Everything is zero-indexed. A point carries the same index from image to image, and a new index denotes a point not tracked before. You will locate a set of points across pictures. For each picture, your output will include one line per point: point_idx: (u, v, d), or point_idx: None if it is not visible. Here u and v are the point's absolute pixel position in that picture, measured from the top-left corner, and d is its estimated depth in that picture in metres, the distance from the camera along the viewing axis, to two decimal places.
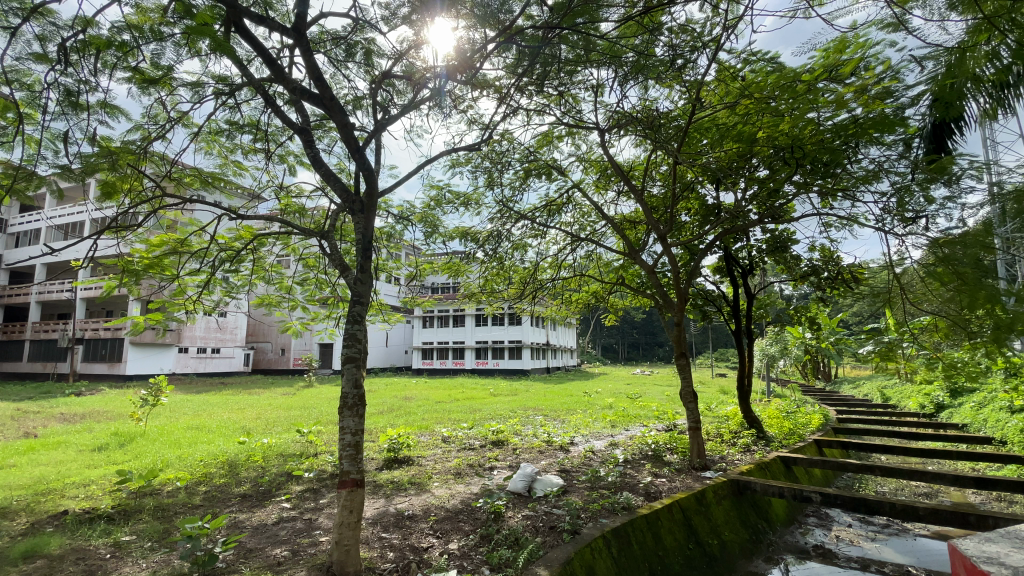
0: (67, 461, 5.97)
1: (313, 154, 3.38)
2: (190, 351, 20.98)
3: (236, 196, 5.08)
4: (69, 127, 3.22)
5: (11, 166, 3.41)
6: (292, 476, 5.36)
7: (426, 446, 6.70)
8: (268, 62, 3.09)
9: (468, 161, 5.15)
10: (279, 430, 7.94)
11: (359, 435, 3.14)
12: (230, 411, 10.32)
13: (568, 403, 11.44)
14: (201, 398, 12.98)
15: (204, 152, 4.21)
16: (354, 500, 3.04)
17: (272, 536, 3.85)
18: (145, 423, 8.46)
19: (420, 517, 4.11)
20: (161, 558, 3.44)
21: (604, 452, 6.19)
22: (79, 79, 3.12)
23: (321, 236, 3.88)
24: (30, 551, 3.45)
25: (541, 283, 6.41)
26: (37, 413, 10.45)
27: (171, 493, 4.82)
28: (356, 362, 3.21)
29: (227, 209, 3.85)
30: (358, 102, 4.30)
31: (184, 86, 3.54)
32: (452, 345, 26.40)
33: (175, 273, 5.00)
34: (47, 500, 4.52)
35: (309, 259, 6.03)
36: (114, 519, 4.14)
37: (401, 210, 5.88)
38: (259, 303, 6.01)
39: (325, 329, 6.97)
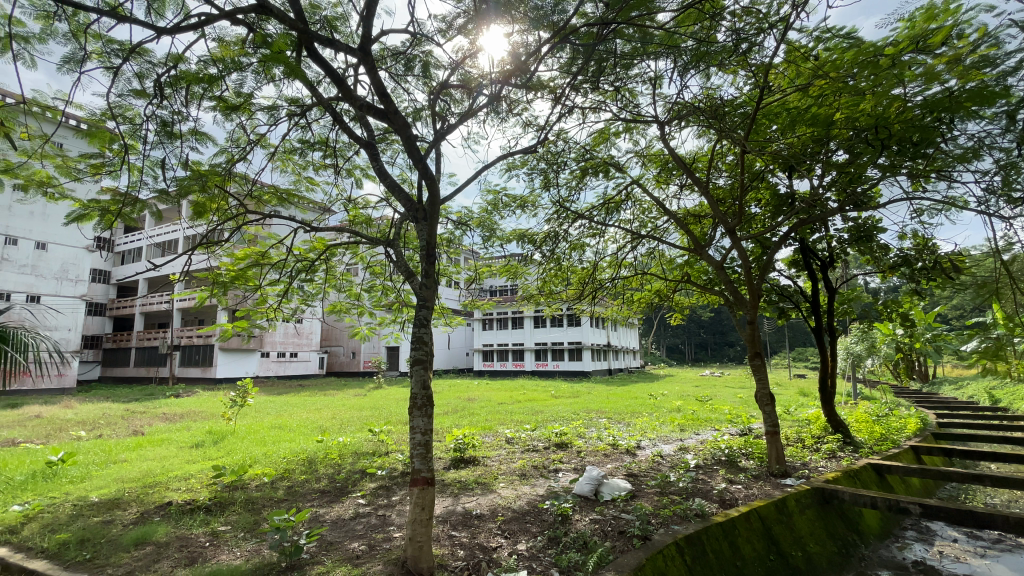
0: (171, 457, 6.60)
1: (379, 166, 3.55)
2: (271, 356, 22.56)
3: (309, 209, 5.41)
4: (165, 154, 3.58)
5: (119, 193, 3.85)
6: (366, 474, 5.61)
7: (491, 446, 6.79)
8: (336, 81, 3.26)
9: (524, 163, 5.17)
10: (352, 429, 8.34)
11: (428, 434, 3.24)
12: (308, 411, 10.99)
13: (632, 406, 11.17)
14: (282, 399, 13.95)
15: (280, 170, 4.53)
16: (425, 498, 3.15)
17: (350, 530, 4.05)
18: (234, 423, 9.19)
19: (488, 516, 4.17)
20: (253, 547, 3.72)
21: (674, 457, 5.98)
22: (172, 111, 3.46)
23: (388, 244, 4.05)
24: (141, 538, 3.83)
25: (601, 283, 6.31)
26: (142, 413, 11.62)
27: (259, 487, 5.20)
28: (423, 363, 3.33)
29: (302, 222, 4.12)
30: (418, 113, 4.46)
31: (262, 111, 3.83)
32: (511, 347, 26.61)
33: (258, 284, 5.40)
34: (155, 492, 5.02)
35: (375, 267, 6.29)
36: (211, 509, 4.53)
37: (459, 216, 6.03)
38: (331, 310, 6.35)
39: (391, 333, 7.23)
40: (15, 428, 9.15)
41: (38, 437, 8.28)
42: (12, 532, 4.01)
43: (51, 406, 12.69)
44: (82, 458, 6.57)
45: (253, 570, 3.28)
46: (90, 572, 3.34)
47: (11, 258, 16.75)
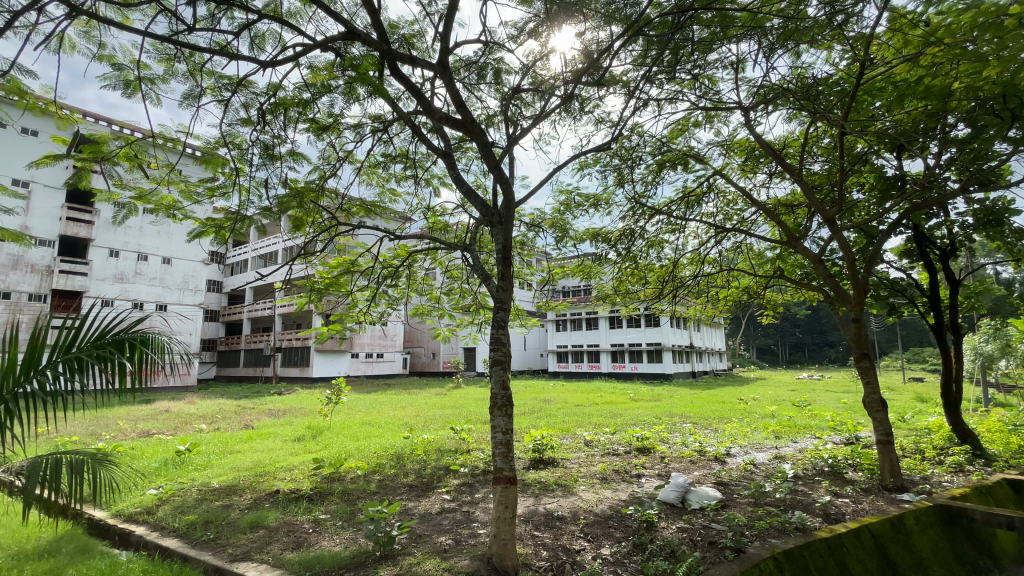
0: (277, 449, 7.25)
1: (455, 175, 3.70)
2: (360, 357, 24.15)
3: (392, 219, 5.72)
4: (268, 175, 3.96)
5: (232, 212, 4.33)
6: (449, 471, 5.81)
7: (570, 449, 6.75)
8: (416, 95, 3.42)
9: (598, 160, 5.10)
10: (435, 427, 8.68)
11: (509, 434, 3.31)
12: (394, 409, 11.59)
13: (719, 410, 10.58)
14: (370, 397, 14.85)
15: (366, 183, 4.84)
16: (508, 496, 3.21)
17: (437, 525, 4.22)
18: (330, 419, 9.92)
19: (570, 519, 4.14)
20: (350, 536, 4.00)
21: (768, 466, 5.58)
22: (273, 135, 3.82)
23: (465, 249, 4.20)
24: (255, 522, 4.26)
25: (682, 281, 6.05)
26: (251, 408, 12.90)
27: (354, 479, 5.57)
28: (502, 364, 3.40)
29: (387, 231, 4.39)
30: (491, 119, 4.57)
31: (349, 129, 4.11)
32: (587, 349, 26.29)
33: (348, 289, 5.79)
34: (264, 481, 5.55)
35: (454, 271, 6.50)
36: (313, 498, 4.93)
37: (532, 218, 6.07)
38: (414, 313, 6.68)
39: (470, 335, 7.44)
40: (152, 420, 10.53)
41: (169, 429, 9.45)
42: (151, 512, 4.61)
43: (179, 402, 14.46)
44: (204, 448, 7.41)
45: (351, 557, 3.52)
46: (214, 550, 3.76)
47: (144, 272, 19.44)
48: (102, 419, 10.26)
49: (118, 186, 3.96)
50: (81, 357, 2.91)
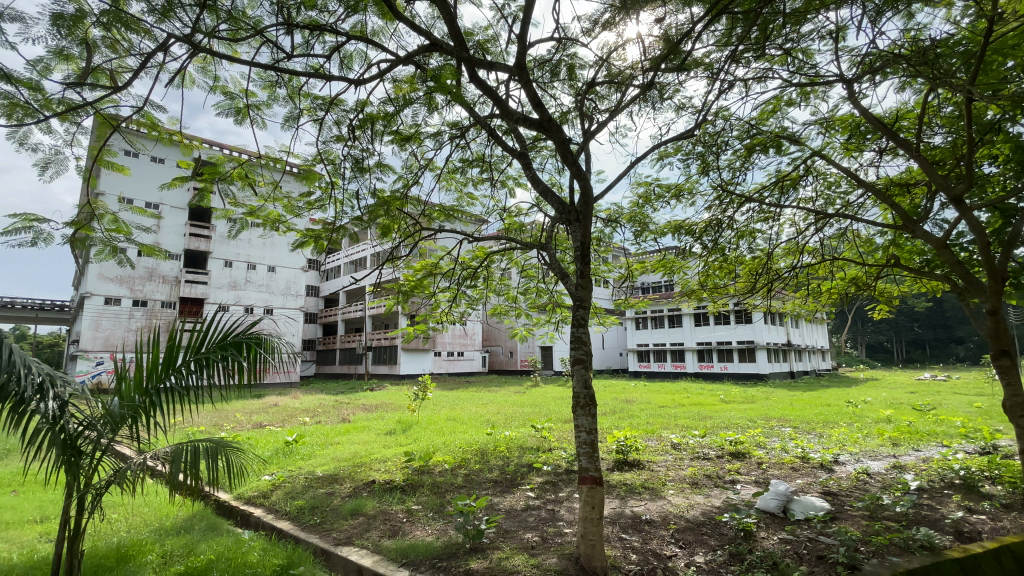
0: (371, 442, 7.73)
1: (531, 174, 3.74)
2: (442, 355, 25.22)
3: (469, 221, 5.87)
4: (358, 186, 4.25)
5: (327, 223, 4.69)
6: (533, 468, 5.87)
7: (656, 451, 6.52)
8: (493, 98, 3.49)
9: (679, 149, 4.87)
10: (516, 425, 8.79)
11: (593, 434, 3.27)
12: (476, 406, 11.90)
13: (823, 414, 9.69)
14: (453, 394, 15.36)
15: (446, 189, 5.02)
16: (594, 496, 3.17)
17: (523, 521, 4.27)
18: (417, 414, 10.40)
19: (659, 523, 4.01)
20: (441, 527, 4.17)
21: (885, 476, 5.02)
22: (361, 149, 4.07)
23: (542, 247, 4.23)
24: (355, 509, 4.58)
25: (777, 274, 5.60)
26: (346, 403, 13.87)
27: (442, 472, 5.80)
28: (583, 363, 3.38)
29: (465, 235, 4.73)
30: (565, 116, 4.56)
31: (429, 138, 4.29)
32: (670, 348, 25.26)
33: (431, 291, 6.05)
34: (361, 471, 5.95)
35: (531, 270, 6.53)
36: (406, 490, 5.20)
37: (609, 213, 5.93)
38: (493, 313, 6.80)
39: (549, 334, 7.44)
40: (264, 413, 11.69)
41: (279, 421, 10.43)
42: (266, 496, 5.12)
43: (285, 396, 15.90)
44: (308, 439, 8.09)
45: (442, 548, 3.67)
46: (321, 534, 4.09)
47: (253, 279, 21.63)
48: (224, 411, 11.56)
49: (233, 205, 4.42)
50: (208, 356, 3.26)
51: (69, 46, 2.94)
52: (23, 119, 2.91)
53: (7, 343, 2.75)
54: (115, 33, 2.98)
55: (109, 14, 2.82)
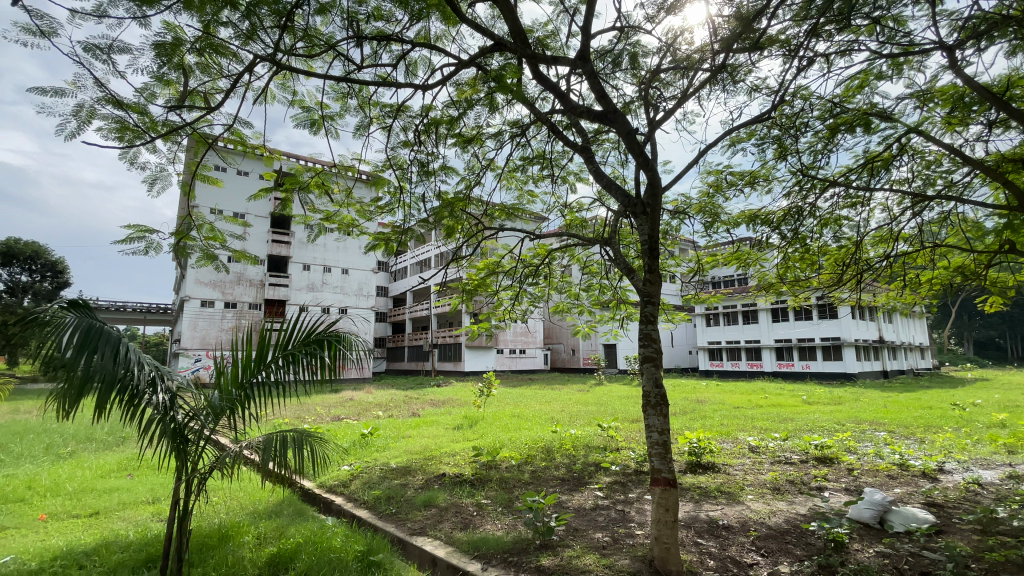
0: (440, 436, 7.96)
1: (594, 168, 3.70)
2: (506, 352, 25.50)
3: (530, 219, 5.88)
4: (424, 189, 4.39)
5: (396, 226, 4.87)
6: (600, 467, 5.78)
7: (731, 454, 6.21)
8: (555, 92, 3.47)
9: (752, 133, 4.59)
10: (582, 423, 8.71)
11: (665, 434, 3.17)
12: (540, 403, 11.93)
13: (924, 417, 8.79)
14: (517, 391, 15.48)
15: (507, 188, 5.07)
16: (668, 499, 3.07)
17: (593, 520, 4.22)
18: (483, 410, 10.59)
19: (738, 529, 3.81)
20: (510, 522, 4.21)
21: (1002, 487, 4.47)
22: (426, 152, 4.19)
23: (606, 243, 4.15)
24: (428, 500, 4.74)
25: (867, 264, 5.14)
26: (416, 398, 14.40)
27: (509, 468, 5.86)
28: (653, 360, 3.28)
29: (528, 232, 4.73)
30: (628, 107, 4.46)
31: (491, 137, 4.34)
32: (744, 345, 23.95)
33: (495, 289, 6.12)
34: (432, 464, 6.14)
35: (594, 267, 6.43)
36: (475, 484, 5.31)
37: (677, 204, 5.71)
38: (556, 311, 6.76)
39: (614, 331, 7.30)
40: (342, 406, 12.41)
41: (355, 414, 11.02)
42: (346, 484, 5.42)
43: (360, 391, 16.77)
44: (382, 432, 8.48)
45: (513, 543, 3.70)
46: (397, 523, 4.27)
47: (329, 281, 22.99)
48: (307, 405, 12.39)
49: (311, 211, 4.70)
50: (294, 352, 3.50)
51: (169, 72, 3.24)
52: (133, 141, 3.24)
53: (125, 341, 3.10)
54: (207, 57, 3.26)
55: (203, 40, 3.10)
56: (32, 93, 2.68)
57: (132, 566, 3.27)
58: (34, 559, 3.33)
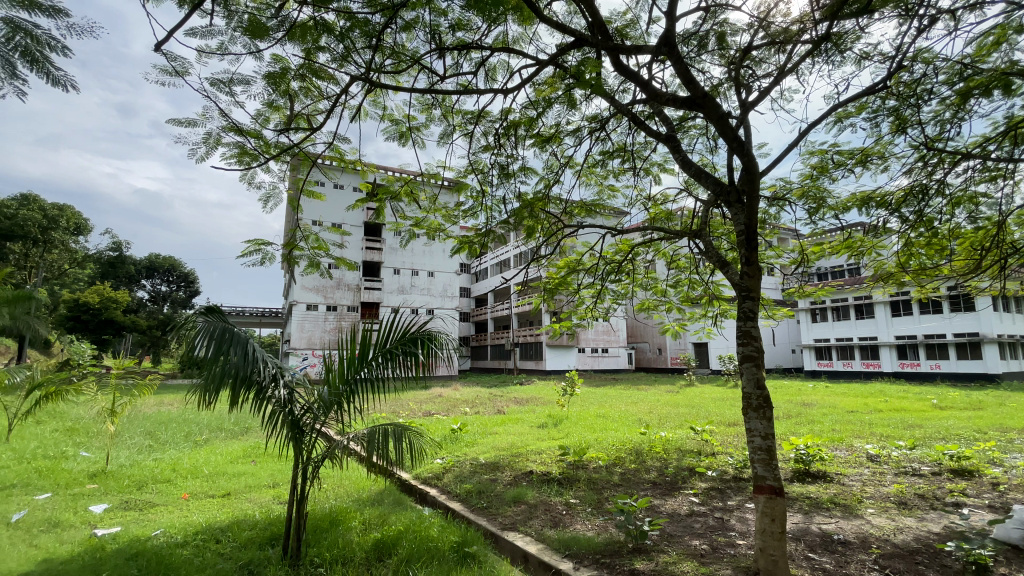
0: (526, 434, 8.05)
1: (682, 157, 3.54)
2: (588, 351, 25.21)
3: (612, 215, 5.74)
4: (505, 191, 4.47)
5: (479, 228, 4.98)
6: (695, 472, 5.52)
7: (845, 462, 5.62)
8: (638, 83, 3.36)
9: (863, 107, 4.12)
10: (672, 425, 8.37)
11: (770, 439, 2.95)
12: (627, 404, 11.63)
13: None
14: (602, 391, 15.24)
15: (587, 184, 4.99)
16: (775, 508, 2.85)
17: (689, 527, 4.03)
18: (568, 409, 10.55)
19: (857, 545, 3.44)
20: (601, 523, 4.15)
21: None
22: (506, 155, 4.26)
23: (696, 235, 3.96)
24: (517, 497, 4.81)
25: (1014, 247, 4.41)
26: (500, 396, 14.71)
27: (597, 469, 5.78)
28: (754, 360, 3.06)
29: (610, 228, 4.62)
30: (716, 90, 4.24)
31: (569, 134, 4.32)
32: (857, 343, 21.67)
33: (577, 287, 6.07)
34: (520, 461, 6.23)
35: (682, 261, 6.14)
36: (563, 482, 5.30)
37: (775, 190, 5.29)
38: (641, 308, 6.55)
39: (705, 329, 6.93)
40: (432, 402, 12.99)
41: (444, 411, 11.48)
42: (439, 477, 5.66)
43: (448, 388, 17.45)
44: (470, 428, 8.74)
45: (605, 544, 3.65)
46: (488, 518, 4.38)
47: (417, 284, 24.19)
48: (400, 400, 13.12)
49: (401, 219, 4.95)
50: (391, 350, 3.73)
51: (278, 98, 3.59)
52: (250, 163, 3.64)
53: (251, 342, 3.48)
54: (309, 82, 3.55)
55: (305, 66, 3.38)
56: (171, 124, 3.12)
57: (260, 543, 3.67)
58: (179, 533, 3.85)
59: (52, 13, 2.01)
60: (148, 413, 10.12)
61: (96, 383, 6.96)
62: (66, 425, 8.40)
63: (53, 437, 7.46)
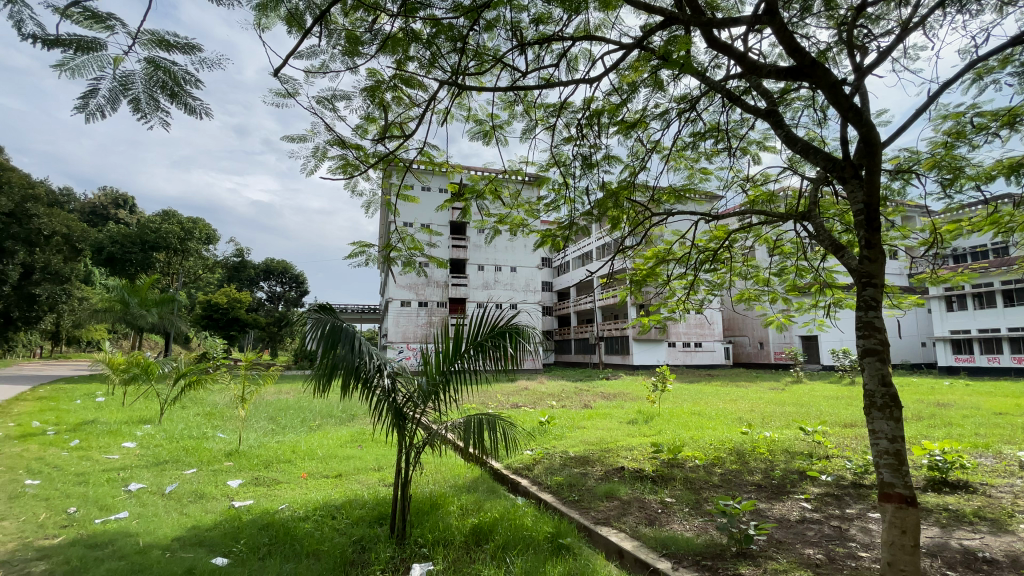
0: (616, 430, 7.90)
1: (785, 133, 3.25)
2: (679, 346, 24.21)
3: (705, 201, 5.43)
4: (588, 182, 4.41)
5: (564, 221, 4.97)
6: (806, 477, 5.08)
7: (995, 472, 4.86)
8: (735, 57, 3.12)
9: (1010, 59, 3.52)
10: (777, 425, 7.76)
11: (898, 442, 2.63)
12: (724, 401, 10.98)
13: None
14: (695, 387, 14.54)
15: (676, 169, 4.77)
16: (905, 519, 2.54)
17: (800, 534, 3.72)
18: (659, 405, 10.20)
19: (1010, 566, 2.97)
20: (701, 524, 3.97)
21: None
22: (589, 145, 4.19)
23: (803, 217, 3.62)
24: (609, 492, 4.74)
25: None
26: (587, 391, 14.56)
27: (694, 468, 5.52)
28: (877, 354, 2.75)
29: (703, 214, 4.38)
30: (823, 56, 3.84)
31: (656, 119, 4.16)
32: (1006, 336, 18.62)
33: (667, 278, 5.83)
34: (610, 457, 6.13)
35: (785, 247, 5.66)
36: (657, 480, 5.14)
37: (897, 162, 4.69)
38: (740, 299, 6.15)
39: (815, 321, 6.33)
40: (519, 395, 13.19)
41: (532, 403, 11.62)
42: (530, 469, 5.75)
43: (534, 382, 17.60)
44: (558, 422, 8.76)
45: (705, 546, 3.49)
46: (581, 511, 4.36)
47: (501, 279, 24.68)
48: (489, 392, 13.49)
49: (486, 215, 5.07)
50: (481, 343, 3.83)
51: (373, 110, 3.84)
52: (352, 172, 3.94)
53: (357, 336, 3.75)
54: (400, 91, 3.74)
55: (396, 77, 3.57)
56: (285, 141, 3.47)
57: (370, 521, 3.98)
58: (302, 508, 4.27)
59: (186, 50, 2.30)
60: (271, 400, 11.35)
61: (228, 373, 7.93)
62: (206, 410, 9.67)
63: (196, 419, 8.62)
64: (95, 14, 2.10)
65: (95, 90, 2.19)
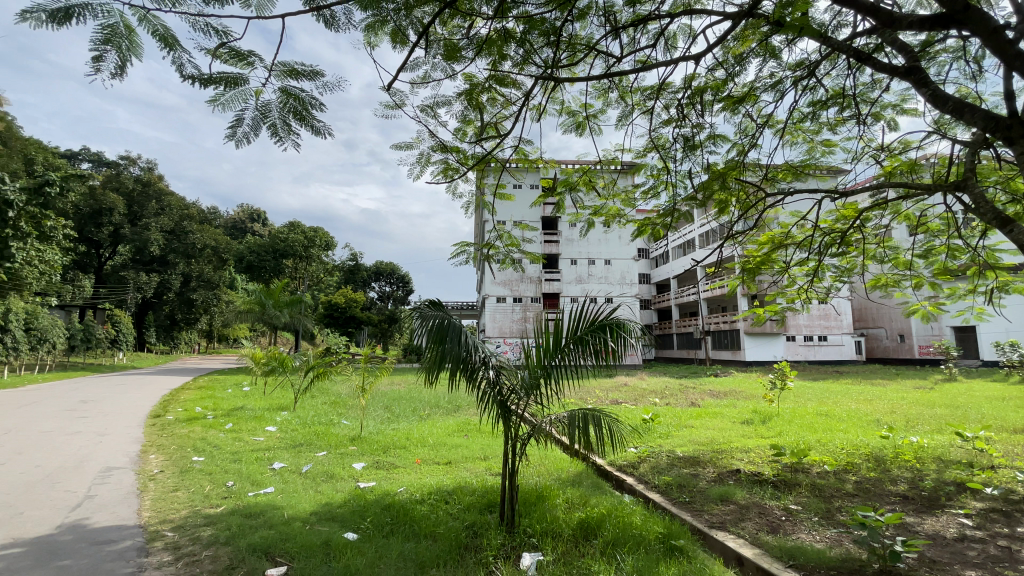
0: (728, 429, 7.41)
1: (932, 90, 2.80)
2: (799, 340, 22.11)
3: (828, 177, 4.87)
4: (691, 165, 4.17)
5: (664, 209, 4.75)
6: (967, 489, 4.35)
7: None
8: (865, 9, 2.74)
9: None
10: (926, 429, 6.75)
11: None
12: (857, 402, 9.79)
13: None
14: (819, 385, 13.13)
15: (792, 143, 4.34)
16: None
17: (962, 554, 3.20)
18: (777, 404, 9.37)
19: None
20: (834, 535, 3.58)
21: None
22: (692, 126, 3.95)
23: (957, 187, 3.11)
24: (724, 495, 4.46)
25: None
26: (693, 388, 13.83)
27: (823, 474, 4.99)
28: None
29: (826, 192, 3.94)
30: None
31: (767, 90, 3.81)
32: None
33: (785, 265, 5.33)
34: (723, 458, 5.76)
35: (933, 223, 4.89)
36: (779, 485, 4.72)
37: None
38: (875, 286, 5.43)
39: (974, 308, 5.41)
40: (620, 391, 12.90)
41: (634, 400, 11.30)
42: (635, 467, 5.59)
43: (634, 378, 17.11)
44: (663, 419, 8.44)
45: (839, 560, 3.14)
46: (693, 513, 4.15)
47: (596, 273, 24.32)
48: (588, 388, 13.36)
49: (582, 208, 5.01)
50: (582, 337, 3.80)
51: (470, 112, 3.97)
52: (453, 173, 4.11)
53: (463, 330, 3.89)
54: (495, 91, 3.81)
55: (491, 77, 3.64)
56: (394, 149, 3.73)
57: (480, 508, 4.14)
58: (418, 492, 4.57)
59: (310, 75, 2.54)
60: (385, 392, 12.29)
61: (349, 366, 8.72)
62: (332, 399, 10.72)
63: (324, 408, 9.60)
64: (238, 53, 2.40)
65: (241, 120, 2.51)
